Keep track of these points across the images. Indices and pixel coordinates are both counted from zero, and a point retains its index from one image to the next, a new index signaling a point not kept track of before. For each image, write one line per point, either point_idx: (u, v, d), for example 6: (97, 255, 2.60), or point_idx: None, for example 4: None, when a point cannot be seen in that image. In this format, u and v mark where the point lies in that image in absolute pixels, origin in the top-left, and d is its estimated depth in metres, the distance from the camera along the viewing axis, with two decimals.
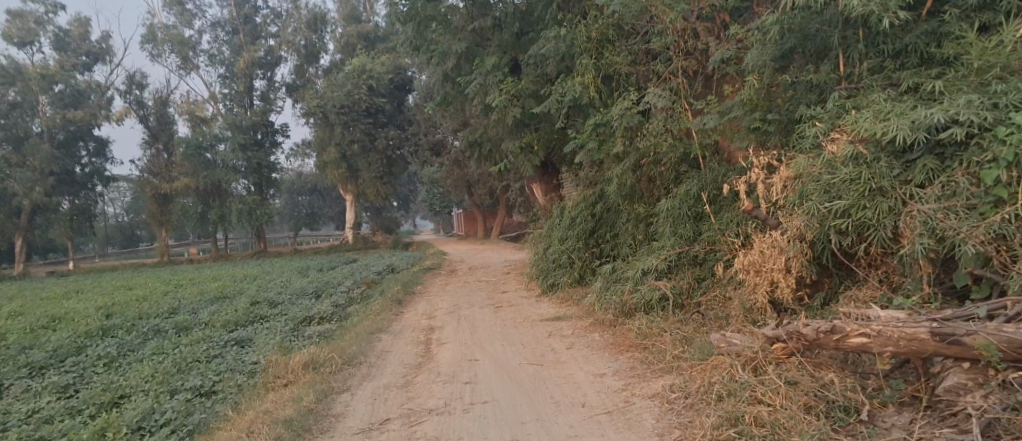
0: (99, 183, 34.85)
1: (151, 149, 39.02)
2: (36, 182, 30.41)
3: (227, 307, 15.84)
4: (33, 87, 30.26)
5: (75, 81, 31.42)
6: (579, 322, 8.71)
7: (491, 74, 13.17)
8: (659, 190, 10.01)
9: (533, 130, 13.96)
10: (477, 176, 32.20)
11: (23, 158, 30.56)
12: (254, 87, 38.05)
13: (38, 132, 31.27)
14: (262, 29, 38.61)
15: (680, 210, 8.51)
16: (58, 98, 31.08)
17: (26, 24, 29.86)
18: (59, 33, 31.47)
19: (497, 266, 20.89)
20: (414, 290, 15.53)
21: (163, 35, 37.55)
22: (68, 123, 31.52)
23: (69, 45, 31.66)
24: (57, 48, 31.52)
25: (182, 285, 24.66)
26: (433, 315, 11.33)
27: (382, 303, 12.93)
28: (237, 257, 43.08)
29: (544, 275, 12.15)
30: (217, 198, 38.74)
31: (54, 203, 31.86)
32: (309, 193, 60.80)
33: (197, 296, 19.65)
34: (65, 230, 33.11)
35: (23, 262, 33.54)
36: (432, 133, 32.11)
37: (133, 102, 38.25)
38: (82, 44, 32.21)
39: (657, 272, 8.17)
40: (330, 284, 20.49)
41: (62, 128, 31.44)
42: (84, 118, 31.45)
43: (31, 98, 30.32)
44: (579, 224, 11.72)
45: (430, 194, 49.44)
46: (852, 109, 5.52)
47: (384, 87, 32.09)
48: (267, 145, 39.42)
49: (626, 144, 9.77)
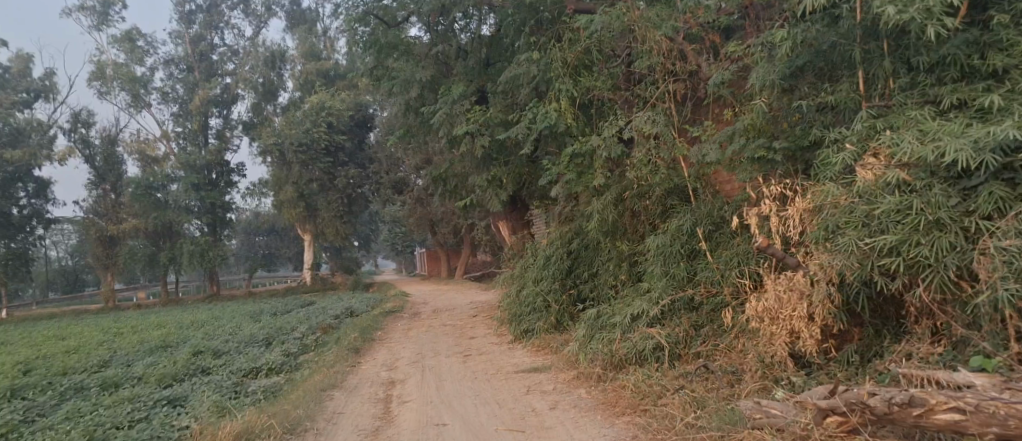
0: (39, 226, 32.64)
1: (97, 190, 36.94)
2: None
3: (165, 358, 14.34)
4: None
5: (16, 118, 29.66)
6: (560, 375, 7.68)
7: (457, 104, 12.37)
8: (644, 226, 9.23)
9: (501, 164, 13.19)
10: (441, 214, 31.23)
11: None
12: (208, 125, 36.54)
13: None
14: (218, 67, 37.24)
15: (672, 247, 7.71)
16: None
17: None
18: None
19: (463, 308, 19.78)
20: (373, 336, 14.31)
21: (113, 71, 35.98)
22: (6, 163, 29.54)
23: (8, 82, 29.88)
24: None
25: (123, 333, 22.78)
26: (393, 366, 10.17)
27: (337, 352, 11.70)
28: (188, 301, 40.87)
29: (516, 320, 11.10)
30: (168, 239, 36.76)
31: None
32: (267, 234, 58.76)
33: (134, 346, 17.94)
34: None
35: None
36: (393, 171, 31.11)
37: (78, 141, 36.29)
38: (23, 81, 30.45)
39: (648, 318, 7.26)
40: (284, 330, 19.03)
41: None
42: (23, 157, 29.49)
43: None
44: (555, 263, 10.80)
45: (392, 233, 48.08)
46: (886, 129, 4.87)
47: (344, 124, 31.04)
48: (222, 184, 37.42)
49: (607, 176, 9.15)
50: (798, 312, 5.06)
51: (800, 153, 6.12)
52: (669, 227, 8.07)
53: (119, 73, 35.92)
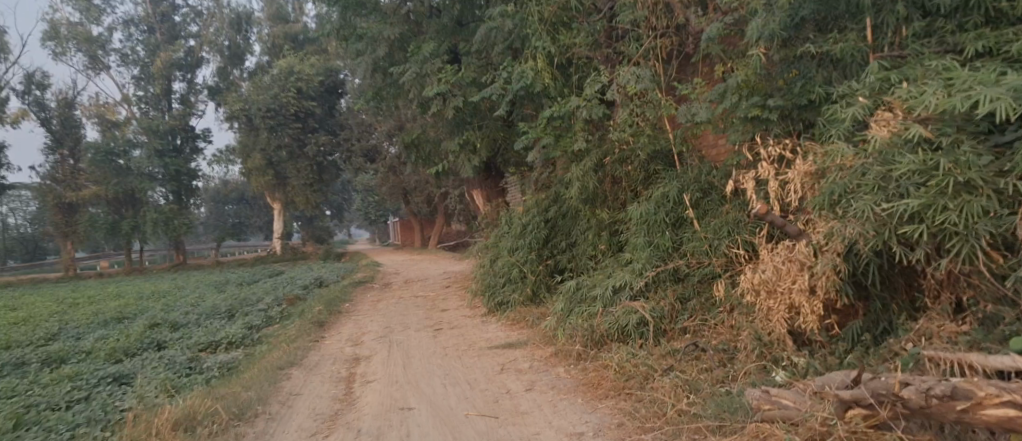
0: None
1: (54, 155, 35.26)
2: None
3: (118, 331, 13.53)
4: None
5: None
6: (536, 353, 7.17)
7: (428, 63, 11.60)
8: (626, 193, 8.70)
9: (475, 128, 12.56)
10: (414, 183, 30.50)
11: None
12: (172, 90, 34.99)
13: None
14: (181, 29, 35.53)
15: (656, 215, 7.18)
16: None
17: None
18: None
19: (435, 279, 19.26)
20: (340, 309, 13.69)
21: (68, 31, 34.04)
22: None
23: None
24: None
25: (80, 304, 21.74)
26: (359, 341, 9.57)
27: (301, 325, 11.07)
28: (152, 270, 39.68)
29: (491, 291, 10.59)
30: (131, 207, 35.40)
31: None
32: (236, 202, 57.35)
33: (88, 318, 17.02)
34: None
35: None
36: (365, 138, 30.07)
37: (32, 104, 34.44)
38: None
39: (632, 292, 6.76)
40: (248, 301, 18.29)
41: None
42: None
43: None
44: (532, 232, 10.26)
45: (365, 203, 47.17)
46: (901, 80, 4.32)
47: (314, 90, 29.86)
48: (187, 151, 36.17)
49: (588, 140, 8.68)
50: (798, 286, 4.57)
51: (796, 112, 5.64)
52: (652, 194, 7.53)
53: (75, 33, 34.02)
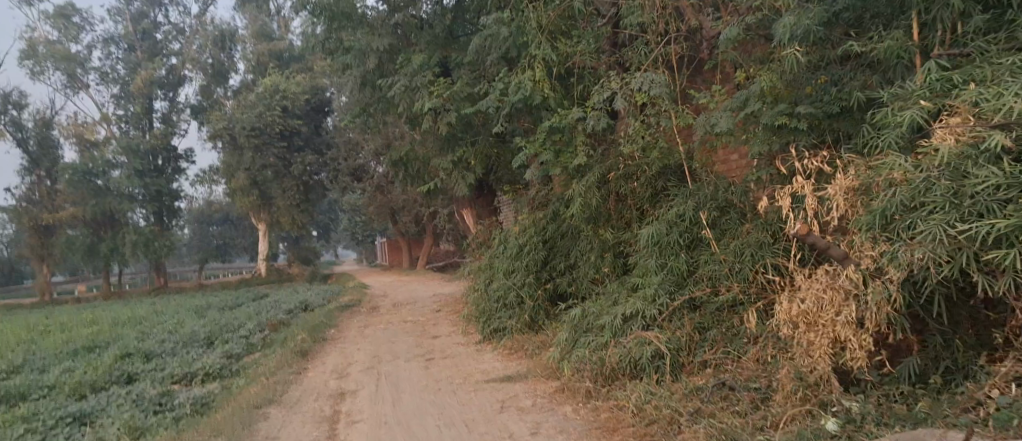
0: None
1: (31, 176, 34.16)
2: None
3: (87, 363, 12.66)
4: None
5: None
6: (540, 387, 6.55)
7: (418, 75, 11.01)
8: (631, 212, 8.15)
9: (468, 144, 12.01)
10: (402, 203, 29.85)
11: None
12: (154, 108, 34.16)
13: None
14: (163, 47, 34.82)
15: (669, 236, 6.64)
16: None
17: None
18: None
19: (425, 301, 18.57)
20: (325, 335, 12.95)
21: (46, 49, 33.16)
22: None
23: None
24: None
25: (52, 331, 20.75)
26: (345, 373, 8.86)
27: (282, 355, 10.33)
28: (132, 294, 38.52)
29: (486, 317, 9.95)
30: (110, 228, 34.35)
31: None
32: (220, 223, 56.28)
33: (58, 347, 16.09)
34: None
35: None
36: (352, 157, 29.40)
37: (8, 124, 33.41)
38: None
39: (645, 321, 6.18)
40: (229, 327, 17.46)
41: None
42: None
43: None
44: (529, 253, 9.67)
45: (352, 223, 46.38)
46: (969, 82, 3.84)
47: (299, 108, 29.21)
48: (169, 171, 35.30)
49: (589, 154, 8.32)
50: (846, 317, 4.02)
51: (826, 121, 5.19)
52: (662, 214, 6.99)
53: (53, 52, 33.19)
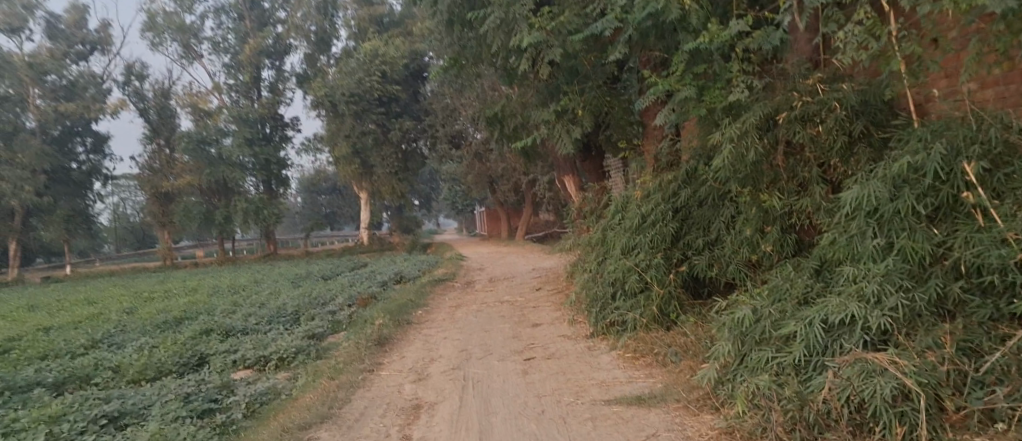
0: (98, 181, 34.84)
1: (153, 145, 35.20)
2: (26, 181, 29.72)
3: (165, 340, 11.83)
4: (23, 79, 29.95)
5: (68, 71, 31.17)
6: (693, 428, 4.43)
7: (516, 4, 8.94)
8: (812, 168, 5.77)
9: (575, 92, 10.10)
10: (501, 171, 28.20)
11: (14, 155, 29.88)
12: (261, 77, 34.22)
13: (32, 127, 30.87)
14: (270, 15, 34.68)
15: (896, 202, 4.25)
16: (51, 92, 31.06)
17: (13, 8, 29.21)
18: (51, 20, 31.25)
19: (523, 277, 16.84)
20: (410, 318, 11.39)
21: (163, 21, 33.75)
22: (62, 116, 31.15)
23: (62, 33, 31.43)
24: (50, 36, 31.22)
25: (157, 298, 20.81)
26: (424, 376, 7.13)
27: (356, 344, 8.79)
28: (244, 261, 39.43)
29: (600, 306, 7.85)
30: (225, 196, 34.91)
31: (49, 200, 31.49)
32: (328, 192, 57.19)
33: (151, 318, 15.66)
34: (61, 230, 32.55)
35: (17, 266, 33.11)
36: (449, 123, 27.84)
37: (132, 94, 34.71)
38: (77, 32, 32.08)
39: (867, 335, 3.96)
40: (317, 301, 16.41)
41: (57, 122, 31.05)
42: (77, 110, 30.96)
43: (22, 90, 30.00)
44: (654, 225, 7.45)
45: (452, 192, 45.42)
46: None
47: (398, 73, 27.95)
48: (276, 139, 35.55)
49: (748, 90, 6.02)
50: None
51: None
52: (876, 169, 4.60)
53: (169, 23, 33.72)
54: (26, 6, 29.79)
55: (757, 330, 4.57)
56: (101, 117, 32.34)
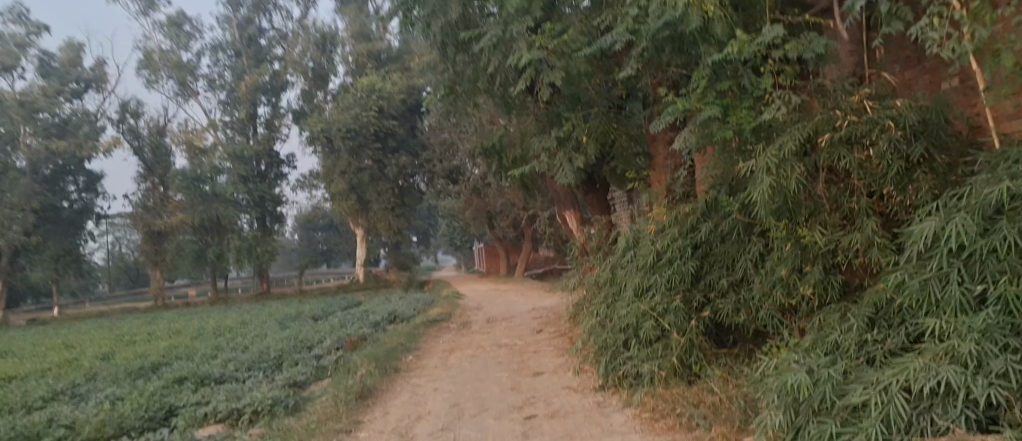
0: (88, 219, 33.93)
1: (146, 183, 34.35)
2: (13, 220, 28.85)
3: (133, 391, 10.84)
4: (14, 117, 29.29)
5: (61, 109, 30.56)
6: None
7: (514, 22, 8.27)
8: (862, 198, 4.95)
9: (579, 119, 9.61)
10: (500, 206, 27.44)
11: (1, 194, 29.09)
12: (257, 114, 33.63)
13: (22, 165, 30.12)
14: (267, 52, 34.27)
15: (991, 239, 3.39)
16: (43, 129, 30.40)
17: (6, 46, 28.75)
18: (45, 58, 30.77)
19: (522, 317, 15.90)
20: (400, 365, 10.44)
21: (160, 58, 33.26)
22: (53, 154, 30.42)
23: (56, 71, 30.91)
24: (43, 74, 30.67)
25: (139, 341, 19.76)
26: (409, 440, 6.20)
27: (335, 398, 7.83)
28: (236, 299, 38.35)
29: (609, 355, 6.96)
30: (218, 234, 33.98)
31: (36, 240, 30.55)
32: (325, 229, 56.32)
33: (126, 364, 14.62)
34: (49, 270, 31.54)
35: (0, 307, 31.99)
36: (447, 158, 27.17)
37: (126, 132, 33.98)
38: (72, 69, 31.53)
39: (968, 410, 3.15)
40: (304, 344, 15.40)
41: (47, 160, 30.31)
42: (68, 147, 30.23)
43: (13, 128, 29.36)
44: (671, 264, 6.61)
45: (449, 228, 44.55)
46: None
47: (395, 108, 27.37)
48: (272, 176, 34.81)
49: (783, 111, 5.23)
50: None
51: None
52: (956, 198, 3.76)
53: (166, 60, 33.25)
54: (20, 43, 29.33)
55: (815, 396, 3.70)
56: (94, 154, 31.58)
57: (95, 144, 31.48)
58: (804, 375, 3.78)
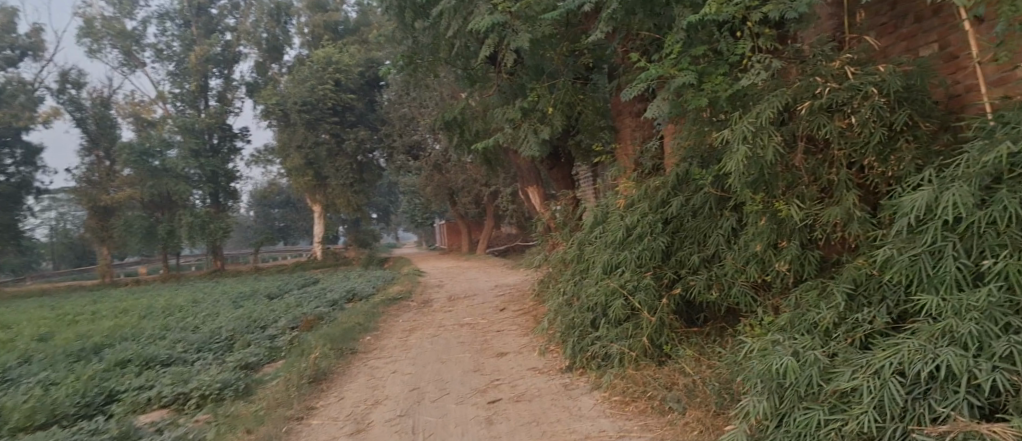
0: (28, 194, 32.11)
1: (90, 157, 32.39)
2: None
3: (70, 375, 10.16)
4: None
5: None
6: None
7: None
8: (842, 170, 4.72)
9: (544, 89, 9.31)
10: (461, 183, 26.94)
11: None
12: (209, 87, 32.21)
13: None
14: (219, 22, 32.73)
15: (991, 210, 3.19)
16: None
17: None
18: None
19: (485, 295, 15.61)
20: (357, 346, 10.02)
21: (102, 25, 31.37)
22: None
23: None
24: None
25: (82, 322, 18.77)
26: (365, 427, 5.84)
27: (287, 382, 7.39)
28: (189, 278, 37.07)
29: (577, 334, 6.71)
30: (169, 210, 32.62)
31: None
32: (282, 206, 54.90)
33: (65, 346, 13.80)
34: None
35: None
36: (407, 133, 26.53)
37: (67, 103, 31.94)
38: (5, 36, 29.54)
39: (973, 397, 2.93)
40: (258, 324, 14.78)
41: None
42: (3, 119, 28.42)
43: None
44: (641, 240, 6.37)
45: (409, 205, 43.86)
46: None
47: (353, 82, 26.46)
48: (225, 151, 33.50)
49: (761, 78, 4.95)
50: None
51: None
52: (949, 169, 3.55)
53: (109, 28, 31.40)
54: None
55: (801, 382, 3.45)
56: (32, 126, 29.82)
57: (33, 116, 29.69)
58: (791, 358, 3.56)
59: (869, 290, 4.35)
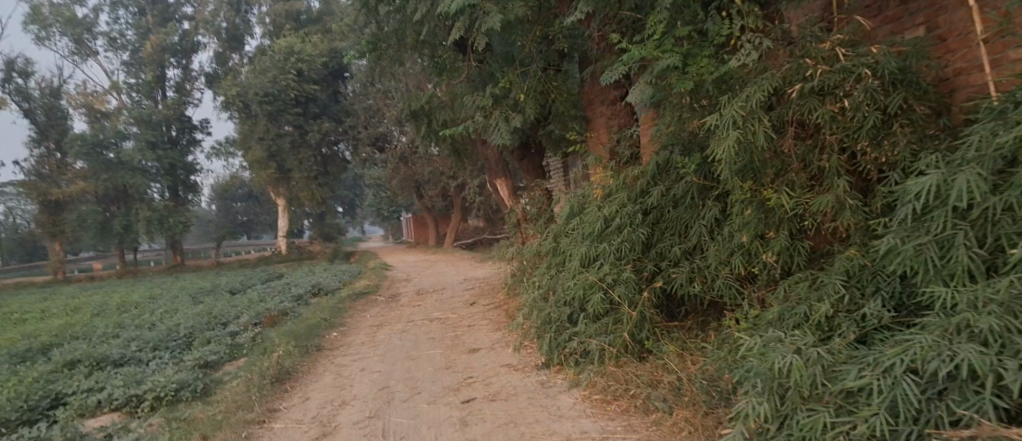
0: None
1: (39, 149, 30.89)
2: None
3: (12, 378, 9.50)
4: None
5: None
6: None
7: None
8: (833, 156, 4.51)
9: (516, 75, 8.99)
10: (429, 175, 26.49)
11: None
12: (166, 77, 31.02)
13: None
14: (175, 10, 31.43)
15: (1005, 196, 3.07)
16: None
17: None
18: None
19: (454, 288, 15.27)
20: (323, 343, 9.60)
21: (51, 12, 29.88)
22: None
23: None
24: None
25: (30, 321, 17.83)
26: (331, 430, 5.47)
27: (247, 383, 6.96)
28: (146, 273, 35.81)
29: (554, 330, 6.43)
30: (125, 204, 31.30)
31: None
32: (243, 199, 53.50)
33: (9, 347, 13.00)
34: None
35: None
36: (373, 124, 25.93)
37: (13, 93, 30.39)
38: None
39: (996, 399, 2.79)
40: (218, 320, 14.18)
41: None
42: None
43: None
44: (621, 231, 6.13)
45: (375, 198, 43.16)
46: None
47: (318, 72, 25.73)
48: (183, 143, 32.34)
49: (748, 59, 4.71)
50: None
51: None
52: (956, 155, 3.43)
53: (58, 15, 29.91)
54: None
55: (805, 381, 3.37)
56: None
57: None
58: (796, 357, 3.45)
59: (863, 281, 4.16)
